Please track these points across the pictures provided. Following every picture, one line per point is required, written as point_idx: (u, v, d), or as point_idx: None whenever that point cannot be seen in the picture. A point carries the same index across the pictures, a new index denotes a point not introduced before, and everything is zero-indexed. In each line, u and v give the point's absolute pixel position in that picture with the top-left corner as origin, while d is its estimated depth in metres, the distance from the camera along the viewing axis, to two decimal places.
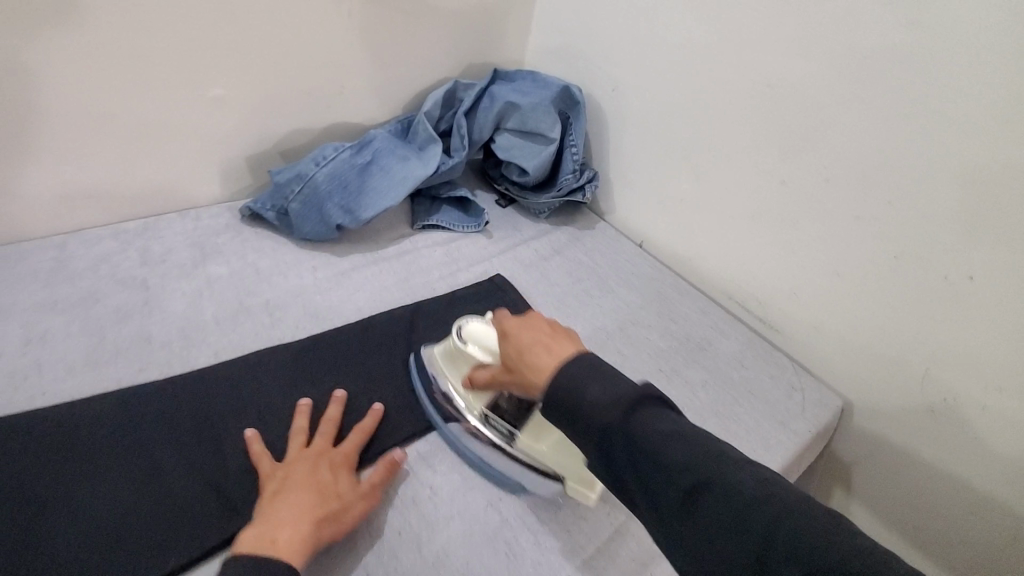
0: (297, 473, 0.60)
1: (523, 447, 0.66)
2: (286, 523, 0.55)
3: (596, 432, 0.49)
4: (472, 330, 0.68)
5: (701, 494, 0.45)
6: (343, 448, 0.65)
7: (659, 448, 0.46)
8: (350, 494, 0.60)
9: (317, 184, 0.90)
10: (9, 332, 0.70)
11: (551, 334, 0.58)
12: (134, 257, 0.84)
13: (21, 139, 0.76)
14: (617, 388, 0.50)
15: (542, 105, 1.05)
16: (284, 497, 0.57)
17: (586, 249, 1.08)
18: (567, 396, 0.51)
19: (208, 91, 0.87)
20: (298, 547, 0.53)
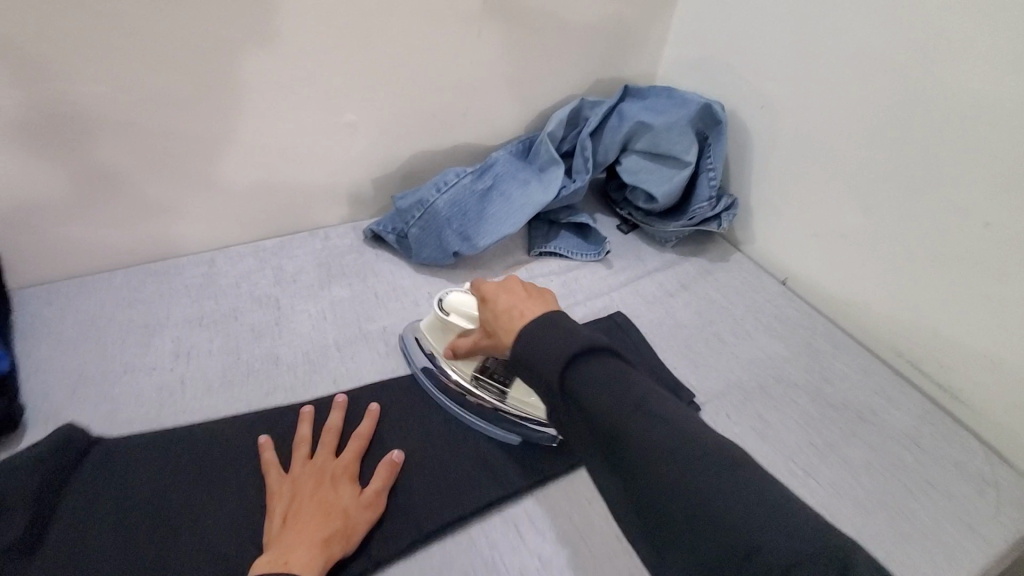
0: (303, 489, 0.60)
1: (516, 403, 0.71)
2: (295, 546, 0.54)
3: (550, 387, 0.49)
4: (454, 300, 0.73)
5: (617, 443, 0.46)
6: (344, 457, 0.63)
7: (594, 404, 0.46)
8: (353, 507, 0.59)
9: (438, 210, 0.88)
10: (162, 345, 0.76)
11: (524, 297, 0.59)
12: (269, 275, 0.89)
13: (184, 166, 0.83)
14: (570, 345, 0.49)
15: (679, 126, 0.94)
16: (292, 519, 0.57)
17: (718, 284, 0.97)
18: (526, 364, 0.51)
19: (343, 117, 0.90)
20: (312, 566, 0.53)
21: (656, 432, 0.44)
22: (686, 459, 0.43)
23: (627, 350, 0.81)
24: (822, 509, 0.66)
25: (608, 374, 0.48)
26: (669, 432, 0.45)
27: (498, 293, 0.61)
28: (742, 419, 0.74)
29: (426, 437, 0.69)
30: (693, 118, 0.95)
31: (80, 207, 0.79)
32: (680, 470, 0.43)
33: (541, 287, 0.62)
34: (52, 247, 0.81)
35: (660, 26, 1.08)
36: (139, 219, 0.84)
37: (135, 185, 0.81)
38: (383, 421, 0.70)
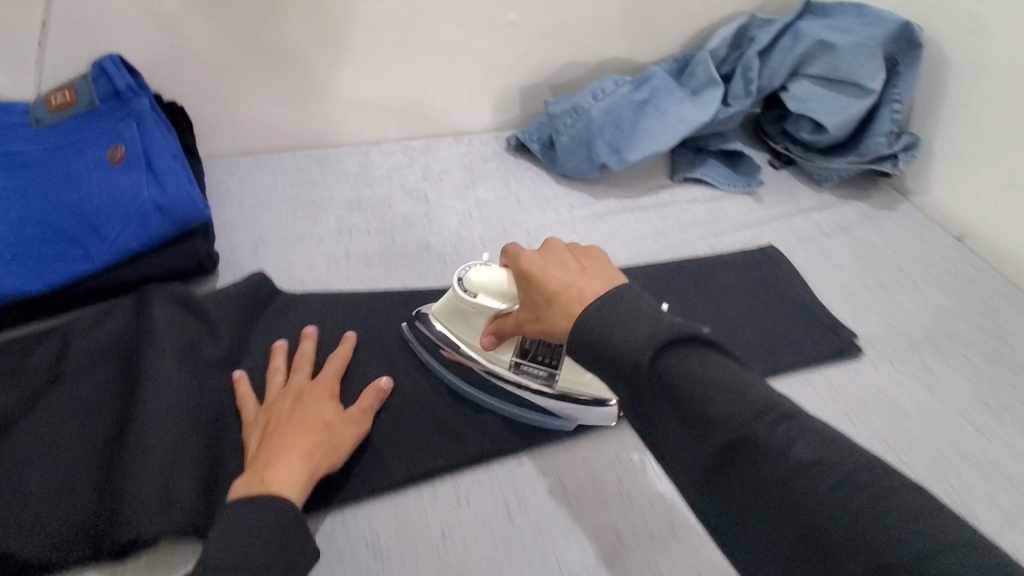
0: (279, 408, 0.55)
1: (566, 385, 0.60)
2: (276, 459, 0.49)
3: (630, 377, 0.40)
4: (478, 278, 0.59)
5: (748, 456, 0.36)
6: (324, 380, 0.59)
7: (699, 398, 0.37)
8: (338, 423, 0.55)
9: (591, 119, 0.86)
10: (326, 221, 0.82)
11: (576, 269, 0.49)
12: (418, 172, 0.92)
13: (352, 53, 0.86)
14: (652, 328, 0.40)
15: (867, 48, 0.85)
16: (272, 437, 0.52)
17: (882, 231, 0.88)
18: (608, 360, 0.41)
19: (503, 16, 0.88)
20: (296, 482, 0.48)
21: (795, 439, 0.36)
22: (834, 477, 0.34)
23: (778, 282, 0.77)
24: (991, 466, 0.62)
25: (708, 362, 0.39)
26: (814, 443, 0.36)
27: (542, 261, 0.50)
28: (903, 367, 0.69)
29: None
30: (887, 40, 0.84)
31: (262, 85, 0.85)
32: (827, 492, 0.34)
33: (589, 249, 0.52)
34: (234, 122, 0.88)
35: None
36: (308, 103, 0.89)
37: (308, 68, 0.86)
38: None
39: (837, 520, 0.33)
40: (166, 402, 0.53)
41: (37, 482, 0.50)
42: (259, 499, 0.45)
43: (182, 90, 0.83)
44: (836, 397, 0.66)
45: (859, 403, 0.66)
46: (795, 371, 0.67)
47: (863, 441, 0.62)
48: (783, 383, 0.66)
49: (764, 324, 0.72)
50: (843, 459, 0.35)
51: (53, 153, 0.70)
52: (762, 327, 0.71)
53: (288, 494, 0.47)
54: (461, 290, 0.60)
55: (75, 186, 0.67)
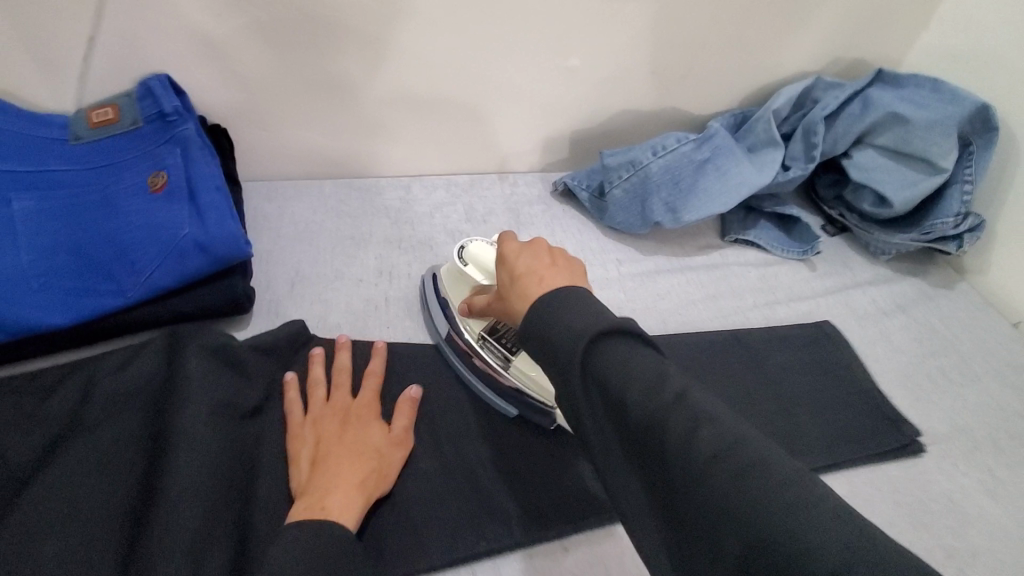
0: (327, 427, 0.56)
1: (517, 371, 0.63)
2: (334, 487, 0.50)
3: (563, 372, 0.41)
4: (476, 249, 0.67)
5: (652, 446, 0.38)
6: (364, 398, 0.60)
7: (617, 392, 0.38)
8: (387, 449, 0.56)
9: (649, 174, 0.83)
10: (366, 260, 0.78)
11: (551, 265, 0.51)
12: (461, 212, 0.88)
13: (407, 87, 0.83)
14: (597, 320, 0.41)
15: (943, 125, 0.81)
16: (325, 460, 0.53)
17: (940, 312, 0.85)
18: (546, 343, 0.43)
19: (565, 60, 0.85)
20: (352, 510, 0.50)
21: (703, 429, 0.37)
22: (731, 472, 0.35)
23: (837, 365, 0.73)
24: None
25: (638, 360, 0.40)
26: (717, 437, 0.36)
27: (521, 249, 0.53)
28: (968, 469, 0.65)
29: None
30: (964, 119, 0.81)
31: (310, 112, 0.82)
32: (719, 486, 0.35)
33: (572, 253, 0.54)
34: (277, 147, 0.85)
35: (931, 6, 0.92)
36: (354, 133, 0.86)
37: (359, 99, 0.82)
38: None
39: (726, 508, 0.34)
40: (201, 467, 0.50)
41: (55, 546, 0.46)
42: (323, 524, 0.46)
43: (229, 113, 0.79)
44: (898, 496, 0.62)
45: (919, 500, 0.62)
46: (857, 468, 0.63)
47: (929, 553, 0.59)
48: (844, 481, 0.62)
49: (824, 411, 0.68)
50: (741, 453, 0.36)
51: (91, 174, 0.67)
52: (821, 416, 0.67)
53: (348, 524, 0.48)
54: (459, 257, 0.68)
55: (111, 214, 0.63)
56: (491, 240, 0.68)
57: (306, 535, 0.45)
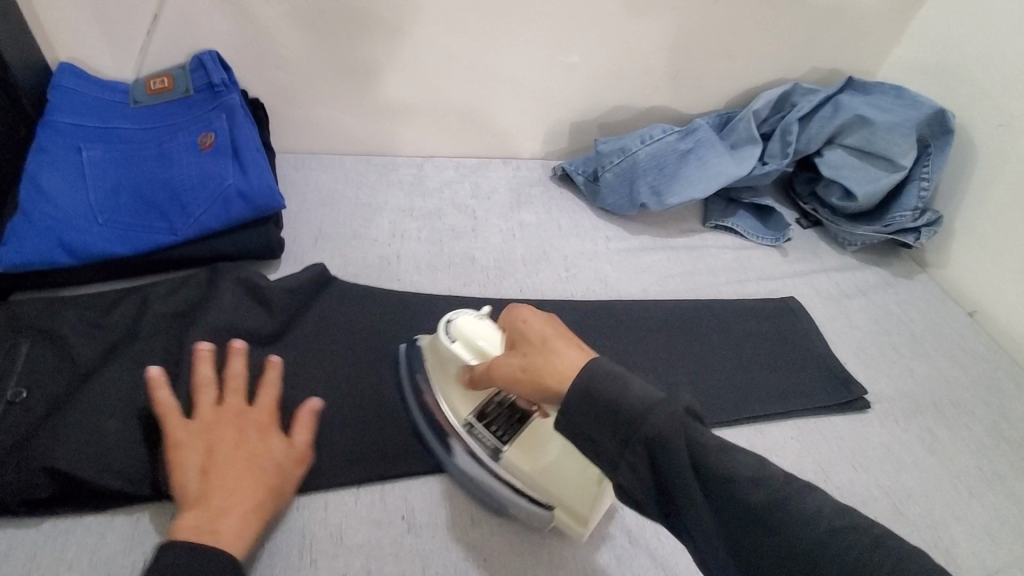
0: (218, 438, 0.53)
1: (510, 468, 0.57)
2: (229, 508, 0.49)
3: (636, 445, 0.43)
4: (464, 327, 0.58)
5: (754, 520, 0.40)
6: (261, 409, 0.57)
7: (702, 468, 0.41)
8: (287, 462, 0.55)
9: (637, 160, 0.93)
10: (381, 224, 0.88)
11: (563, 343, 0.50)
12: (468, 189, 0.98)
13: (425, 74, 0.93)
14: (656, 395, 0.44)
15: (903, 127, 0.91)
16: (215, 476, 0.50)
17: (898, 297, 0.93)
18: (621, 427, 0.44)
19: (567, 57, 0.95)
20: (244, 532, 0.48)
21: (808, 504, 0.40)
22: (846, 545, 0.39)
23: (797, 334, 0.81)
24: (979, 530, 0.66)
25: (705, 437, 0.42)
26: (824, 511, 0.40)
27: (529, 325, 0.53)
28: (908, 426, 0.75)
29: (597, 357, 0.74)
30: (922, 122, 0.91)
31: (337, 93, 0.92)
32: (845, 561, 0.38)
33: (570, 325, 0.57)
34: (306, 123, 0.95)
35: (899, 23, 1.02)
36: (374, 114, 0.96)
37: (381, 83, 0.93)
38: None
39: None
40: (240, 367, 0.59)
41: (116, 424, 0.54)
42: (210, 552, 0.45)
43: (266, 90, 0.90)
44: (844, 445, 0.71)
45: (863, 448, 0.71)
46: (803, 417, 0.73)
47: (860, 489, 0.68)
48: (791, 427, 0.72)
49: (779, 370, 0.77)
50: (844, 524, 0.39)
51: (148, 132, 0.77)
52: (777, 374, 0.76)
53: (240, 546, 0.48)
54: (443, 333, 0.59)
55: (166, 164, 0.73)
56: (480, 311, 0.60)
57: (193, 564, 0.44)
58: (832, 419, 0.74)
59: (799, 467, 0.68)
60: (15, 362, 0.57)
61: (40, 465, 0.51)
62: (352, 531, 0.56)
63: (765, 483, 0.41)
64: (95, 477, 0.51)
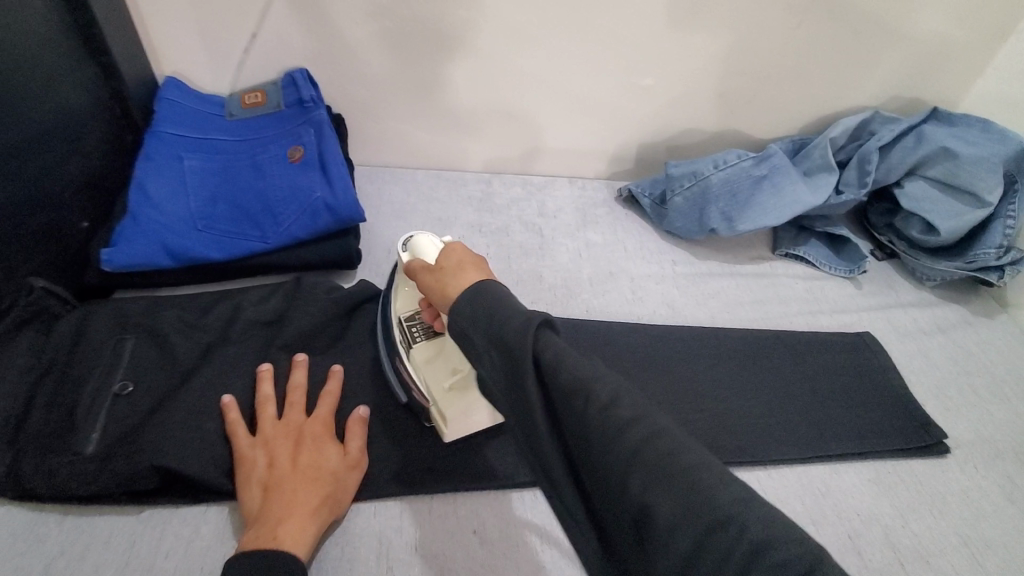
0: (280, 447, 0.55)
1: (412, 361, 0.61)
2: (288, 515, 0.50)
3: (516, 364, 0.39)
4: (423, 243, 0.62)
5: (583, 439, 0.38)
6: (319, 418, 0.58)
7: (554, 386, 0.38)
8: (343, 472, 0.56)
9: (709, 185, 0.92)
10: (451, 239, 0.90)
11: (480, 264, 0.50)
12: (534, 207, 0.99)
13: (499, 94, 0.95)
14: (528, 313, 0.41)
15: (991, 162, 0.87)
16: (277, 486, 0.52)
17: (981, 338, 0.89)
18: (490, 328, 0.42)
19: (640, 80, 0.96)
20: (304, 538, 0.50)
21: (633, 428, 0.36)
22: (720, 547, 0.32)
23: (873, 372, 0.79)
24: None
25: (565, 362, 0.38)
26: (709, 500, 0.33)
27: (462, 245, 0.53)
28: (989, 474, 0.72)
29: (666, 383, 0.74)
30: (1008, 158, 0.87)
31: (413, 110, 0.95)
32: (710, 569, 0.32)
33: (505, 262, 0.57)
34: (382, 138, 0.99)
35: (990, 52, 0.98)
36: (447, 131, 0.99)
37: (456, 102, 0.95)
38: (628, 355, 0.76)
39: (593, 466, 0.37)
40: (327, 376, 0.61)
41: (215, 425, 0.57)
42: (273, 555, 0.47)
43: (348, 105, 0.94)
44: (923, 491, 0.69)
45: (943, 497, 0.68)
46: (882, 459, 0.71)
47: (940, 539, 0.65)
48: (868, 468, 0.70)
49: (855, 408, 0.75)
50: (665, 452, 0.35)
51: (243, 144, 0.81)
52: (853, 412, 0.74)
53: (301, 552, 0.49)
54: (405, 247, 0.64)
55: (259, 175, 0.77)
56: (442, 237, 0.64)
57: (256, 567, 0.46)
58: (912, 463, 0.71)
59: (875, 511, 0.66)
60: (121, 358, 0.61)
61: (148, 462, 0.53)
62: (428, 541, 0.57)
63: (626, 449, 0.35)
64: (197, 474, 0.54)
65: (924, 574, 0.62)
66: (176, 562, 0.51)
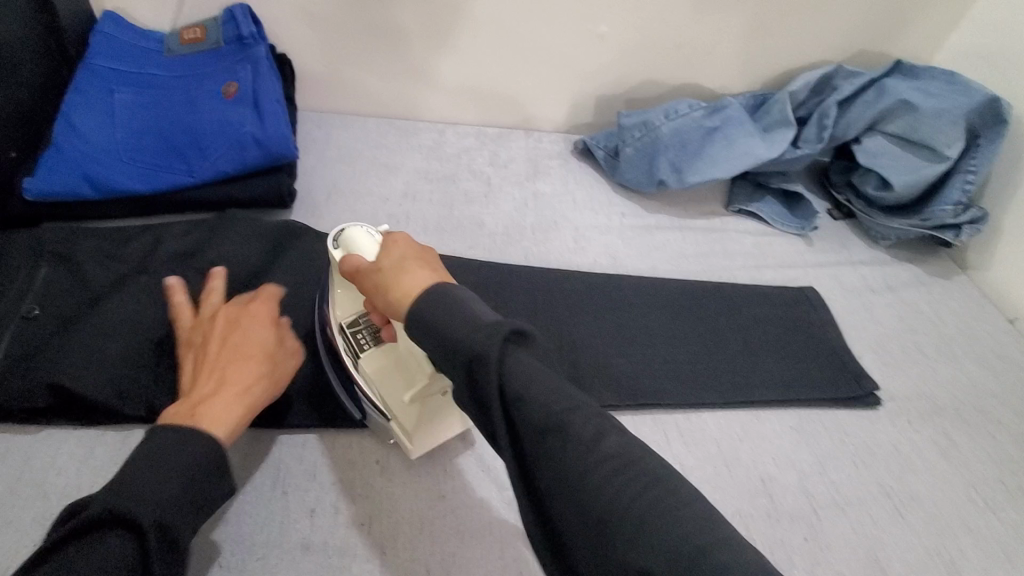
0: (211, 332, 0.54)
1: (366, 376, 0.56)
2: (215, 394, 0.49)
3: (471, 372, 0.39)
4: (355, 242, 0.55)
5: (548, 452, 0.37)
6: (258, 300, 0.57)
7: (513, 397, 0.38)
8: (276, 353, 0.55)
9: (659, 135, 0.89)
10: (395, 184, 0.89)
11: (425, 267, 0.48)
12: (486, 157, 0.97)
13: (451, 36, 0.92)
14: (477, 329, 0.40)
15: (951, 114, 0.84)
16: (206, 371, 0.51)
17: (931, 297, 0.87)
18: (451, 345, 0.41)
19: (596, 27, 0.93)
20: (230, 412, 0.49)
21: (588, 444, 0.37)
22: (590, 483, 0.36)
23: (810, 324, 0.78)
24: (989, 547, 0.62)
25: (518, 367, 0.39)
26: (546, 416, 0.38)
27: (395, 248, 0.50)
28: (921, 428, 0.70)
29: (595, 328, 0.73)
30: (972, 110, 0.84)
31: (362, 53, 0.93)
32: (562, 479, 0.37)
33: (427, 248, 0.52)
34: (331, 80, 0.96)
35: (962, 5, 0.94)
36: (397, 77, 0.97)
37: (407, 46, 0.93)
38: (562, 299, 0.75)
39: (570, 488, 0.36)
40: None
41: (117, 348, 0.57)
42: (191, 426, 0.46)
43: (294, 46, 0.92)
44: (846, 438, 0.68)
45: (868, 446, 0.67)
46: (809, 407, 0.70)
47: (861, 484, 0.64)
48: (792, 415, 0.69)
49: (787, 359, 0.73)
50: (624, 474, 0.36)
51: (176, 79, 0.79)
52: (783, 360, 0.73)
53: (226, 425, 0.48)
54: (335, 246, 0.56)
55: (190, 110, 0.75)
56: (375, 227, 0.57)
57: (175, 437, 0.45)
58: (839, 414, 0.70)
59: (794, 457, 0.65)
60: (33, 284, 0.61)
61: (44, 382, 0.54)
62: (326, 471, 0.57)
63: (520, 395, 0.38)
64: (92, 395, 0.54)
65: (838, 521, 0.61)
66: (69, 477, 0.53)
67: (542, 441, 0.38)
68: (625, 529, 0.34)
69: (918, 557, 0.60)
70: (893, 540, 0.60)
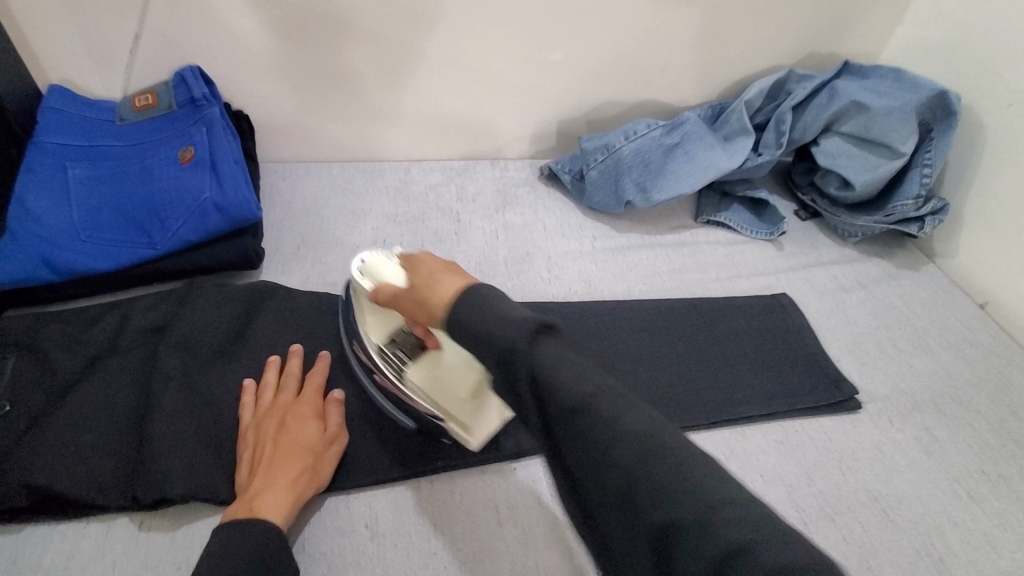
0: (266, 426, 0.57)
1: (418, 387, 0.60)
2: (267, 490, 0.52)
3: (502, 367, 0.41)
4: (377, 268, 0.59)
5: (575, 430, 0.40)
6: (304, 397, 0.61)
7: (542, 386, 0.40)
8: (322, 444, 0.58)
9: (622, 156, 0.90)
10: (364, 231, 0.89)
11: (455, 274, 0.49)
12: (453, 192, 0.97)
13: (407, 77, 0.92)
14: (507, 328, 0.41)
15: (902, 111, 0.86)
16: (261, 465, 0.55)
17: (902, 291, 0.89)
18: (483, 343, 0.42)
19: (549, 55, 0.93)
20: (281, 507, 0.52)
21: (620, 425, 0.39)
22: (616, 459, 0.38)
23: (787, 332, 0.79)
24: (978, 541, 0.63)
25: (551, 357, 0.40)
26: (570, 397, 0.39)
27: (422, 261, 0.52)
28: (903, 426, 0.71)
29: None
30: (922, 105, 0.86)
31: (319, 101, 0.93)
32: (591, 456, 0.39)
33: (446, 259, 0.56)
34: (291, 130, 0.96)
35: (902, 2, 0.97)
36: (357, 121, 0.96)
37: (364, 90, 0.92)
38: None
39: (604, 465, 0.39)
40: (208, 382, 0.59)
41: (92, 438, 0.57)
42: (247, 525, 0.49)
43: (250, 101, 0.91)
44: (830, 445, 0.69)
45: (853, 452, 0.68)
46: (792, 418, 0.71)
47: (849, 491, 0.65)
48: (777, 428, 0.70)
49: (767, 371, 0.74)
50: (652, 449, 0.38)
51: (130, 147, 0.78)
52: (764, 373, 0.74)
53: (277, 522, 0.51)
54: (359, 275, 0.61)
55: (147, 180, 0.74)
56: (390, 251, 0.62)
57: (234, 533, 0.48)
58: (822, 421, 0.71)
59: (781, 471, 0.66)
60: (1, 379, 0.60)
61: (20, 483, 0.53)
62: (315, 541, 0.56)
63: (545, 383, 0.40)
64: (69, 491, 0.54)
65: (831, 532, 0.62)
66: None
67: (568, 422, 0.40)
68: (656, 503, 0.36)
69: (910, 559, 0.60)
70: (885, 545, 0.61)
